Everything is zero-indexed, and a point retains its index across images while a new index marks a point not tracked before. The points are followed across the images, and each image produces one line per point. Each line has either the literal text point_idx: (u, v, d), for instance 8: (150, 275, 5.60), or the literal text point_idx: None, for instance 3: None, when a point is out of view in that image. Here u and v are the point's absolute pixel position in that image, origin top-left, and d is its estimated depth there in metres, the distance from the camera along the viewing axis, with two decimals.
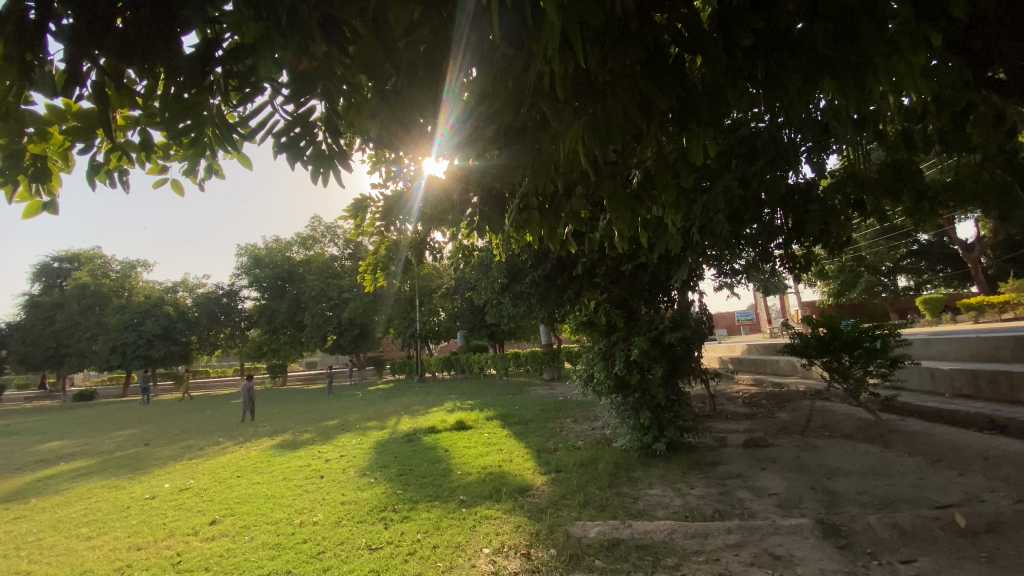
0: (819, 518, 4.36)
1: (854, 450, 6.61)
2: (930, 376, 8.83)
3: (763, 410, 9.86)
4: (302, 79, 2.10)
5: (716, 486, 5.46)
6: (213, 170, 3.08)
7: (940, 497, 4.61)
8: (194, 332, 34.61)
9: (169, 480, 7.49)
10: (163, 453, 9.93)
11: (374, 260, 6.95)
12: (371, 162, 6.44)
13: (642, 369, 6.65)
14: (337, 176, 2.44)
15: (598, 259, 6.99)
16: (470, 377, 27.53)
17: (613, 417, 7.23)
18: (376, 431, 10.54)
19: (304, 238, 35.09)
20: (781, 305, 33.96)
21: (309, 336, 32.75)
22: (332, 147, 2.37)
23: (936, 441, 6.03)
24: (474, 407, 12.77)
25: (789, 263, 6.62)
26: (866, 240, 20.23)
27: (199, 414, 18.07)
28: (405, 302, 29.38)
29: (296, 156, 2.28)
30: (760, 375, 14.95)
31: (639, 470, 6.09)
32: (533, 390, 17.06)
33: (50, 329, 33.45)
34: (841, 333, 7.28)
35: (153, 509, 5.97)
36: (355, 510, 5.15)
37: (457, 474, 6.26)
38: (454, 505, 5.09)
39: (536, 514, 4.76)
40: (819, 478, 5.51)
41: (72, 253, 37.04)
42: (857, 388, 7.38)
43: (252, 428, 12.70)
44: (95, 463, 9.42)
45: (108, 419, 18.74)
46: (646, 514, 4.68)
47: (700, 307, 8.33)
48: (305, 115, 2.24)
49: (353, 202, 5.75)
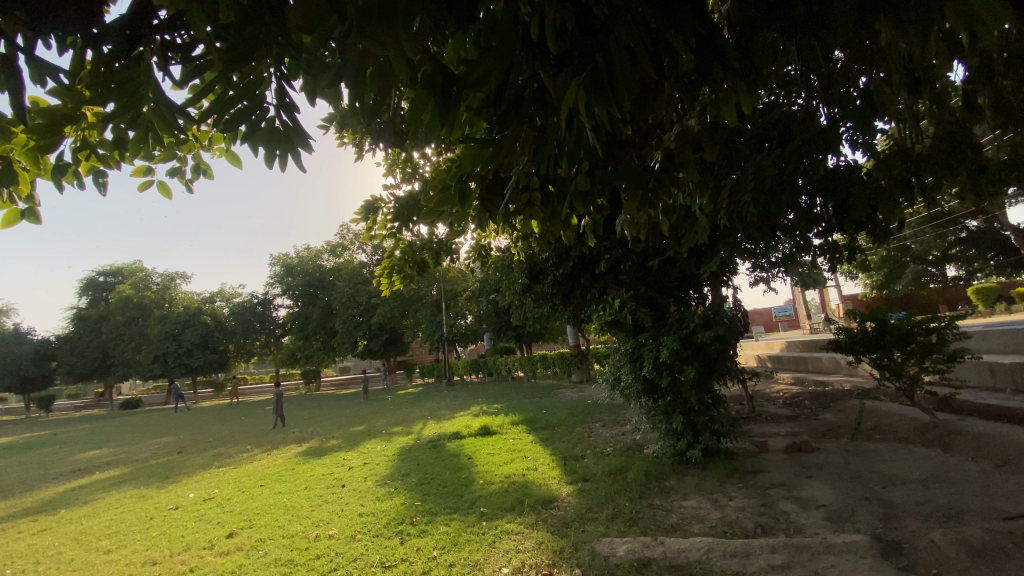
0: (875, 534, 3.91)
1: (911, 454, 6.04)
2: (990, 371, 8.11)
3: (807, 411, 9.27)
4: (241, 42, 1.74)
5: (757, 497, 5.01)
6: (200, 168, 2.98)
7: (1012, 508, 4.08)
8: (231, 340, 35.62)
9: (195, 489, 7.48)
10: (194, 461, 10.05)
11: (390, 263, 6.72)
12: (387, 165, 6.29)
13: (673, 371, 6.25)
14: (297, 158, 2.11)
15: (621, 255, 6.64)
16: (498, 380, 27.37)
17: (643, 422, 6.83)
18: (401, 437, 10.41)
19: (334, 246, 35.68)
20: (820, 299, 32.61)
21: (340, 342, 33.22)
22: (285, 122, 2.02)
23: (1005, 444, 5.43)
24: (501, 411, 12.54)
25: (832, 253, 6.12)
26: (911, 229, 19.13)
27: (234, 420, 18.45)
28: (433, 306, 29.44)
29: (245, 133, 1.95)
30: (801, 373, 14.21)
31: (672, 479, 5.70)
32: (562, 393, 16.75)
33: (98, 341, 35.05)
34: (892, 328, 6.69)
35: (174, 521, 5.93)
36: (372, 523, 4.95)
37: (479, 484, 5.99)
38: (474, 518, 4.83)
39: (560, 528, 4.46)
40: (872, 488, 5.00)
41: (117, 268, 38.75)
42: (911, 387, 6.79)
43: (281, 434, 12.78)
44: (128, 472, 9.59)
45: (148, 427, 19.39)
46: (681, 529, 4.31)
47: (734, 303, 7.86)
48: (250, 85, 1.89)
49: (365, 203, 5.54)
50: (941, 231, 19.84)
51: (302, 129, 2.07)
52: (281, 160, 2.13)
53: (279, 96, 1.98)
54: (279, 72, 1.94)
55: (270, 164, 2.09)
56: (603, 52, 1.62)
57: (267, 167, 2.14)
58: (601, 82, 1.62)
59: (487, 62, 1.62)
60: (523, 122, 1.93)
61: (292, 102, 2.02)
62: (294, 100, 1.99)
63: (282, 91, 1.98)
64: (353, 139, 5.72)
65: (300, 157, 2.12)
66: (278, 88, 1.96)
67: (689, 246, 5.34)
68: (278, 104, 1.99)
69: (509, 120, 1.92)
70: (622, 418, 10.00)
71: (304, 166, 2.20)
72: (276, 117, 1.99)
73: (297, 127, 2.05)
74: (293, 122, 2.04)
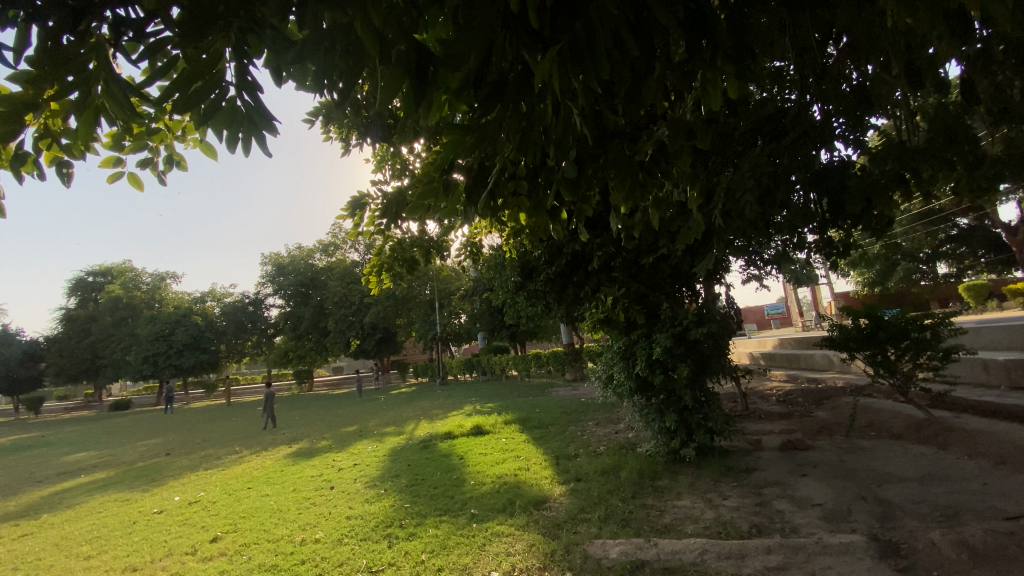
0: (872, 534, 3.85)
1: (906, 452, 6.00)
2: (983, 368, 8.11)
3: (800, 408, 9.23)
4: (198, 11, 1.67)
5: (752, 496, 4.95)
6: (171, 160, 2.94)
7: (1009, 507, 4.04)
8: (223, 341, 35.26)
9: (180, 493, 7.32)
10: (181, 463, 9.87)
11: (378, 261, 6.56)
12: (375, 160, 6.17)
13: (666, 369, 6.18)
14: (261, 140, 1.99)
15: (614, 252, 6.55)
16: (492, 379, 27.27)
17: (636, 420, 6.76)
18: (393, 437, 10.29)
19: (326, 245, 35.45)
20: (812, 297, 32.77)
21: (333, 342, 32.98)
22: (246, 101, 1.91)
23: (1000, 441, 5.40)
24: (494, 410, 12.45)
25: (826, 249, 6.06)
26: (902, 226, 19.20)
27: (225, 421, 18.22)
28: (426, 305, 29.29)
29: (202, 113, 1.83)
30: (794, 370, 14.20)
31: (666, 478, 5.63)
32: (555, 391, 16.70)
33: (87, 342, 34.64)
34: (887, 324, 6.65)
35: (157, 525, 5.78)
36: (360, 526, 4.85)
37: (470, 485, 5.88)
38: (464, 520, 4.73)
39: (552, 529, 4.37)
40: (868, 486, 4.95)
41: (106, 268, 38.32)
42: (905, 384, 6.75)
43: (271, 436, 12.62)
44: (114, 475, 9.40)
45: (137, 428, 19.13)
46: (674, 530, 4.23)
47: (728, 301, 7.80)
48: (205, 60, 1.76)
49: (351, 199, 5.37)
50: (932, 228, 19.95)
51: (265, 109, 1.95)
52: (245, 143, 2.03)
53: (239, 74, 1.86)
54: (240, 47, 1.83)
55: (232, 147, 2.00)
56: (584, 20, 1.55)
57: (228, 150, 2.03)
58: (583, 55, 1.55)
59: (467, 39, 1.55)
60: (507, 105, 1.83)
61: (253, 82, 1.91)
62: (255, 80, 1.88)
63: (242, 70, 1.88)
64: (339, 134, 5.60)
65: (263, 140, 2.01)
66: (238, 66, 1.85)
67: (684, 244, 5.25)
68: (237, 83, 1.88)
69: (492, 104, 1.81)
70: (616, 416, 9.94)
71: (269, 150, 2.10)
72: (236, 98, 1.88)
73: (260, 108, 1.94)
74: (254, 104, 1.93)
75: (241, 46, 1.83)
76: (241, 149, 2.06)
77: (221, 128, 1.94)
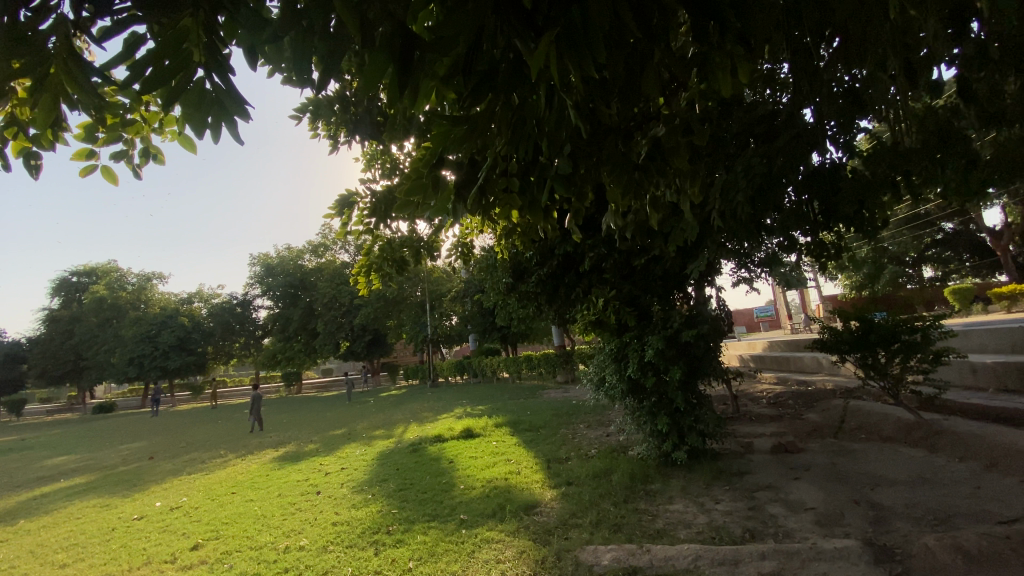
0: (866, 539, 3.81)
1: (897, 454, 5.99)
2: (971, 370, 8.15)
3: (791, 411, 9.23)
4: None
5: (745, 500, 4.90)
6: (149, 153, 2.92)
7: (1003, 510, 4.02)
8: (210, 342, 34.78)
9: (162, 498, 7.14)
10: (164, 467, 9.65)
11: (367, 261, 6.45)
12: (364, 159, 6.05)
13: (658, 371, 6.12)
14: (232, 124, 1.90)
15: (606, 253, 6.49)
16: (482, 381, 27.15)
17: (628, 423, 6.70)
18: (381, 440, 10.14)
19: (316, 246, 35.13)
20: (800, 299, 33.01)
21: (322, 343, 32.67)
22: (217, 82, 1.83)
23: (990, 443, 5.40)
24: (484, 413, 12.35)
25: (817, 251, 6.04)
26: (890, 230, 19.38)
27: (211, 424, 17.92)
28: (417, 307, 29.11)
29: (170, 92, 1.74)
30: (784, 372, 14.24)
31: (657, 482, 5.56)
32: (546, 394, 16.63)
33: (70, 343, 34.00)
34: (878, 327, 6.66)
35: (137, 532, 5.62)
36: (346, 533, 4.73)
37: (459, 489, 5.78)
38: (453, 526, 4.64)
39: (542, 535, 4.28)
40: (860, 489, 4.92)
41: (90, 268, 37.67)
42: (895, 387, 6.75)
43: (257, 439, 12.40)
44: (95, 480, 9.17)
45: (120, 431, 18.76)
46: (667, 535, 4.16)
47: (719, 303, 7.77)
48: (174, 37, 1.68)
49: (339, 197, 5.24)
50: (918, 232, 20.17)
51: (236, 93, 1.87)
52: (215, 129, 1.94)
53: (210, 54, 1.77)
54: (211, 26, 1.78)
55: (200, 132, 1.91)
56: (579, 3, 1.48)
57: (197, 137, 1.94)
58: (579, 38, 1.48)
59: (456, 23, 1.47)
60: (498, 95, 1.75)
61: (224, 64, 1.83)
62: (225, 61, 1.81)
63: (214, 51, 1.80)
64: (327, 131, 5.48)
65: (234, 124, 1.92)
66: (209, 47, 1.78)
67: (676, 245, 5.19)
68: (208, 64, 1.79)
69: (483, 93, 1.73)
70: (607, 419, 9.88)
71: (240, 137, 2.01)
72: (205, 80, 1.81)
73: (230, 92, 1.87)
74: (225, 87, 1.85)
75: (211, 24, 1.79)
76: (211, 136, 1.96)
77: (191, 110, 1.84)
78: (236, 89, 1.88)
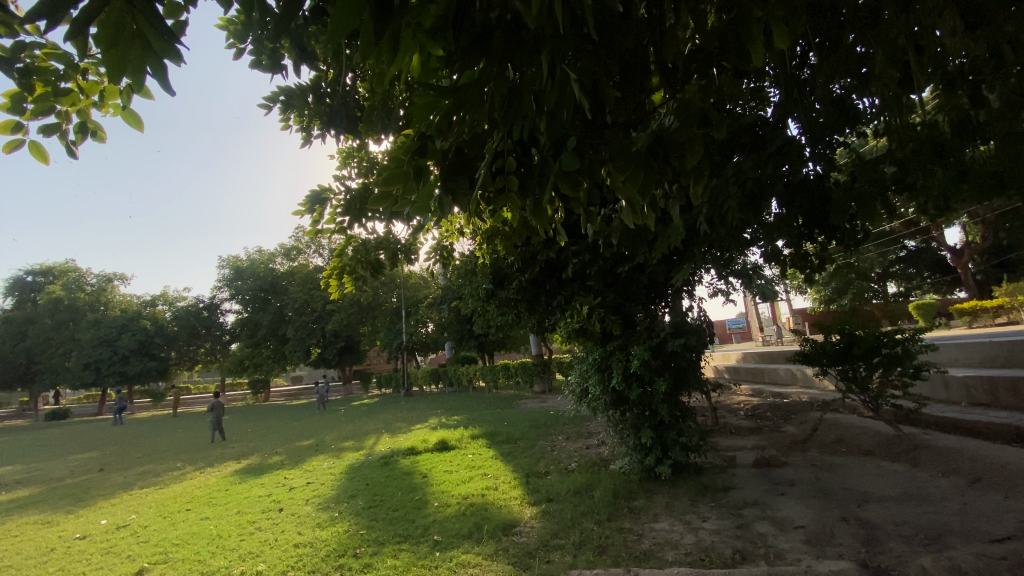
0: (859, 560, 3.66)
1: (879, 469, 5.90)
2: (944, 384, 8.19)
3: (770, 423, 9.16)
4: None
5: (732, 518, 4.71)
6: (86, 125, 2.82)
7: (994, 529, 3.92)
8: (174, 347, 33.40)
9: (108, 515, 6.58)
10: (115, 481, 9.01)
11: (340, 263, 6.09)
12: (340, 156, 5.75)
13: (643, 382, 5.93)
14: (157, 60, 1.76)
15: (590, 260, 6.32)
16: (458, 391, 26.68)
17: (610, 436, 6.47)
18: (351, 453, 9.69)
19: (288, 249, 34.23)
20: (772, 312, 33.59)
21: (292, 350, 31.70)
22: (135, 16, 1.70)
23: (973, 459, 5.35)
24: (459, 424, 11.99)
25: (801, 263, 5.96)
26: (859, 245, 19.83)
27: (170, 433, 17.03)
28: (391, 313, 28.55)
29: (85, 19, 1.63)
30: (759, 384, 14.29)
31: (641, 499, 5.34)
32: (523, 403, 16.35)
33: (21, 346, 32.20)
34: (861, 339, 6.60)
35: (77, 553, 5.10)
36: (308, 556, 4.36)
37: (432, 507, 5.45)
38: (426, 548, 4.32)
39: (522, 559, 4.00)
40: (848, 506, 4.79)
41: (47, 267, 35.90)
42: (876, 400, 6.71)
43: (219, 450, 11.75)
44: (37, 493, 8.48)
45: (71, 441, 17.65)
46: (654, 558, 3.92)
47: (701, 313, 7.66)
48: None
49: (310, 193, 4.91)
50: (885, 249, 20.70)
51: (160, 25, 1.74)
52: (148, 74, 1.80)
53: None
54: None
55: (128, 75, 1.76)
56: None
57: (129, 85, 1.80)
58: None
59: None
60: None
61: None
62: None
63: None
64: (299, 123, 5.15)
65: (164, 63, 1.78)
66: None
67: (663, 252, 5.03)
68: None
69: None
70: (586, 430, 9.65)
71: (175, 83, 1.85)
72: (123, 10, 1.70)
73: (154, 26, 1.73)
74: (146, 21, 1.72)
75: None
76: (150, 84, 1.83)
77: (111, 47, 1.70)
78: (161, 23, 1.76)
